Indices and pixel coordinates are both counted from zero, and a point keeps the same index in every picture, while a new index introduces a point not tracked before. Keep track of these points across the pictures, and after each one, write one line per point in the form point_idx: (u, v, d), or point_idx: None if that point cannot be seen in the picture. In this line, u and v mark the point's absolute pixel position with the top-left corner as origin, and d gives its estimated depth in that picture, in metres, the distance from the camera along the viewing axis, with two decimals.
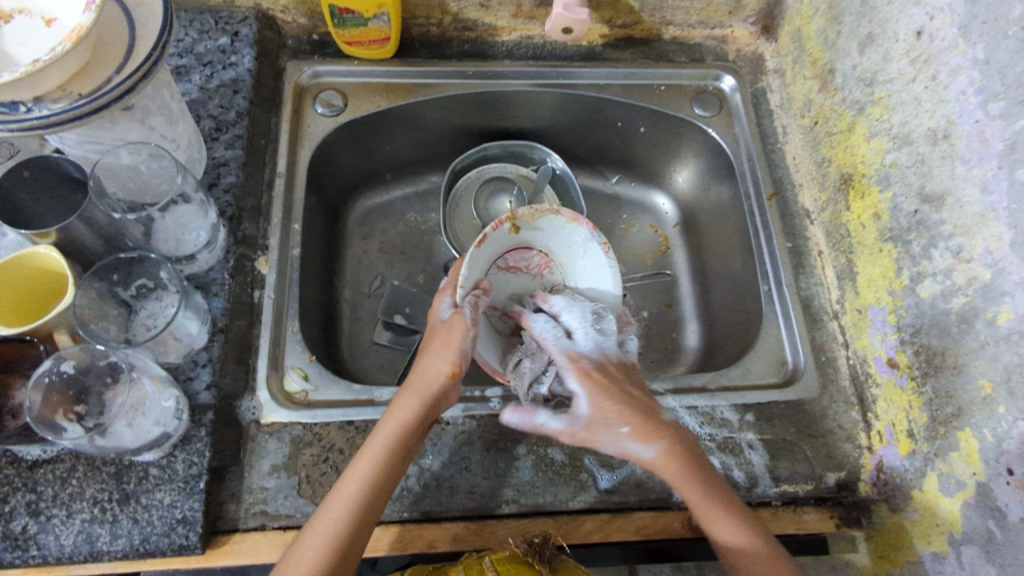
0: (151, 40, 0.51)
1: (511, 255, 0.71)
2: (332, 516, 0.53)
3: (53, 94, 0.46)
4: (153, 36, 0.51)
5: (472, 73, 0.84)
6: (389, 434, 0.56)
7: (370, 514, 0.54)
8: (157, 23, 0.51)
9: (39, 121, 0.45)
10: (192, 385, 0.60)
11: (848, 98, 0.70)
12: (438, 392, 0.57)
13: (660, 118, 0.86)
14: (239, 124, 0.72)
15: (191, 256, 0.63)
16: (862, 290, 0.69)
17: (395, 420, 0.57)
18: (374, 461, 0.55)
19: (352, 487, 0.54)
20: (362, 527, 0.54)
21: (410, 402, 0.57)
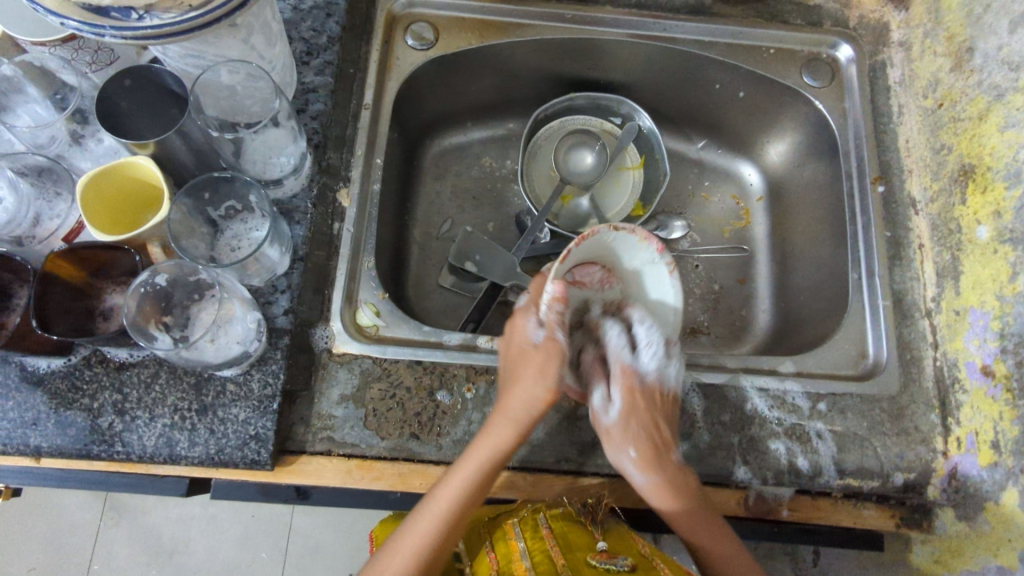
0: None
1: (578, 269, 0.64)
2: (418, 540, 0.54)
3: (166, 3, 0.45)
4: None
5: (571, 16, 0.80)
6: (474, 474, 0.54)
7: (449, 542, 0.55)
8: None
9: (151, 31, 0.45)
10: (271, 308, 0.62)
11: (985, 82, 0.64)
12: (531, 424, 0.56)
13: (764, 84, 0.81)
14: (331, 50, 0.71)
15: (278, 181, 0.63)
16: (964, 291, 0.64)
17: (486, 449, 0.55)
18: (458, 493, 0.54)
19: (434, 516, 0.54)
20: (443, 549, 0.55)
21: (510, 435, 0.55)
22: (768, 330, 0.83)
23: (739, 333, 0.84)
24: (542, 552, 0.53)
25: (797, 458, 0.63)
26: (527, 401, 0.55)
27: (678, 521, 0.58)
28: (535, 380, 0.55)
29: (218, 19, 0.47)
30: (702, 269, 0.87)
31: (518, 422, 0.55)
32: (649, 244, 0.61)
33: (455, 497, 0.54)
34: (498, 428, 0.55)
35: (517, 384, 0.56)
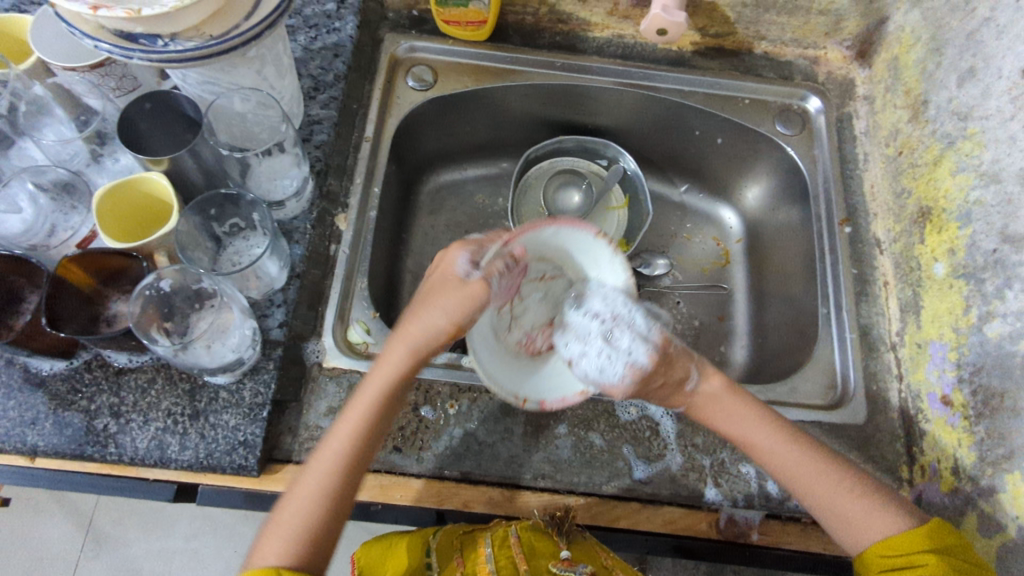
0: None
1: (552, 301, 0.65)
2: (325, 462, 0.52)
3: (189, 33, 0.50)
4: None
5: (561, 65, 0.86)
6: (384, 389, 0.55)
7: (369, 437, 0.54)
8: None
9: (174, 55, 0.50)
10: (267, 321, 0.65)
11: (938, 131, 0.69)
12: (432, 349, 0.55)
13: (740, 131, 0.86)
14: (336, 86, 0.77)
15: (281, 202, 0.68)
16: (924, 324, 0.68)
17: (388, 368, 0.55)
18: (369, 408, 0.54)
19: (340, 441, 0.53)
20: (354, 472, 0.53)
21: (408, 356, 0.55)
22: (746, 366, 0.86)
23: (718, 368, 0.87)
24: (507, 558, 0.55)
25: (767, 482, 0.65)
26: (434, 320, 0.54)
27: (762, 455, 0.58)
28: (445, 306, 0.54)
29: (232, 48, 0.52)
30: (684, 305, 0.91)
31: (415, 338, 0.55)
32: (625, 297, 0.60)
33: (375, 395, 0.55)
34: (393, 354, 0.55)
35: (432, 300, 0.55)
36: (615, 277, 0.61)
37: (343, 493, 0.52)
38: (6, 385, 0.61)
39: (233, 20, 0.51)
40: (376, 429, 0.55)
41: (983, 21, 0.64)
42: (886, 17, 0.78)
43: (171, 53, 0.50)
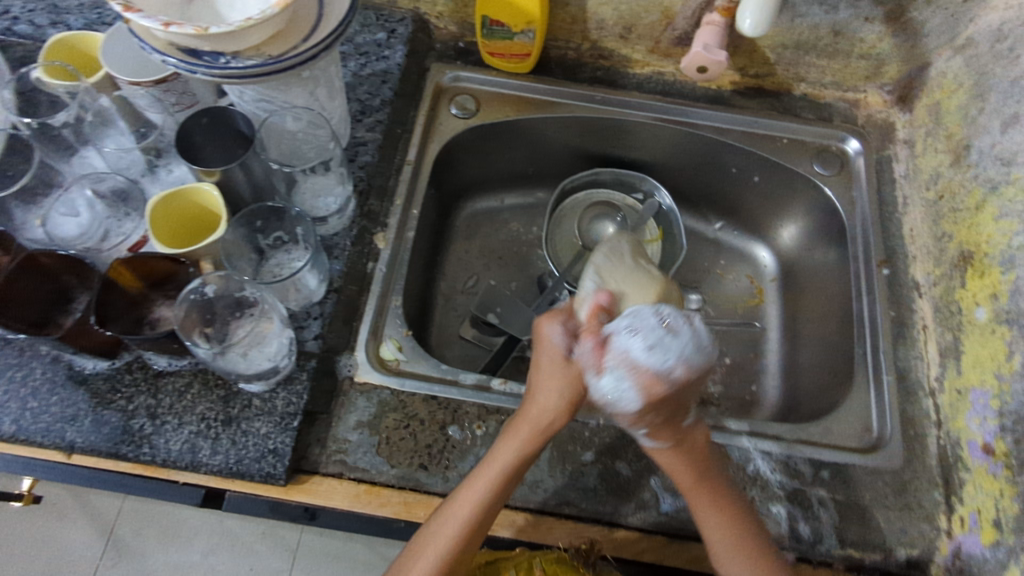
0: (338, 17, 0.56)
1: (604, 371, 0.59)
2: (454, 520, 0.57)
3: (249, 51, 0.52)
4: (340, 10, 0.57)
5: (599, 98, 0.87)
6: (502, 468, 0.58)
7: (479, 532, 0.57)
8: (344, 5, 0.57)
9: (235, 72, 0.52)
10: (303, 333, 0.66)
11: (981, 175, 0.69)
12: (545, 412, 0.60)
13: (777, 169, 0.87)
14: (383, 111, 0.80)
15: (323, 218, 0.70)
16: (965, 370, 0.66)
17: (511, 445, 0.59)
18: (496, 469, 0.58)
19: (481, 488, 0.57)
20: (490, 514, 0.57)
21: (528, 426, 0.60)
22: (777, 405, 0.85)
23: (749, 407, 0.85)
24: None
25: (798, 523, 0.63)
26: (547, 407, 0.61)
27: (680, 475, 0.60)
28: (549, 394, 0.61)
29: (290, 66, 0.54)
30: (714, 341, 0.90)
31: (539, 415, 0.60)
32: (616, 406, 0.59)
33: (491, 480, 0.58)
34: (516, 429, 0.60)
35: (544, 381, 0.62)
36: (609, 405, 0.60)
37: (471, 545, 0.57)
38: (51, 381, 0.63)
39: (291, 40, 0.54)
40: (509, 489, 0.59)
41: None
42: (928, 62, 0.79)
43: (232, 69, 0.52)
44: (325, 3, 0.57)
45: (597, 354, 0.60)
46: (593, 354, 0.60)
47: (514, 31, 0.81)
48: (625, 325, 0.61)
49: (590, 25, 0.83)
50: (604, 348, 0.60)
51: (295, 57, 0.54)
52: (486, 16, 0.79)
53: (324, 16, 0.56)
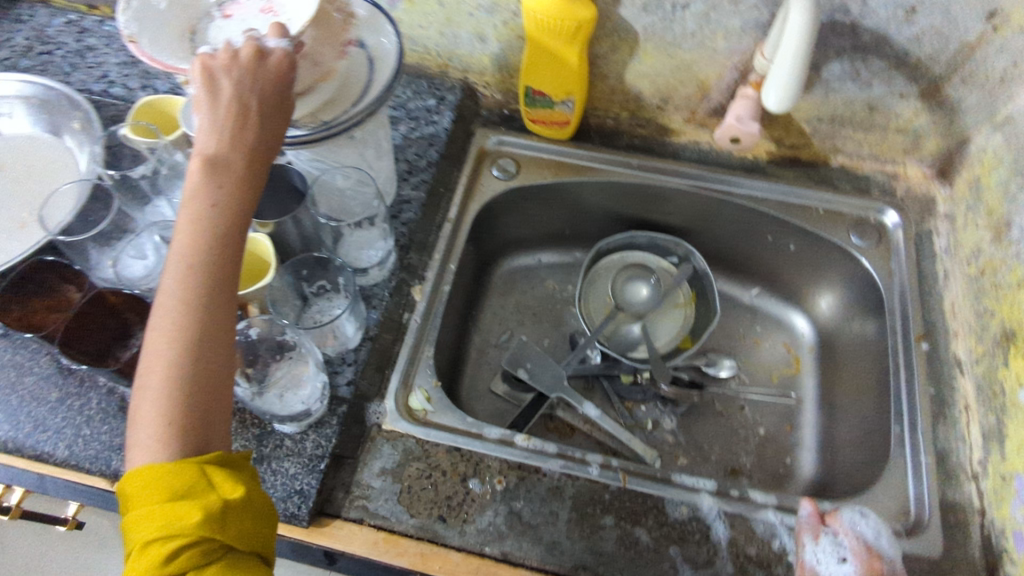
0: (382, 86, 0.61)
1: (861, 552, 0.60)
2: (152, 364, 0.46)
3: (305, 119, 0.59)
4: (383, 79, 0.62)
5: (636, 164, 0.90)
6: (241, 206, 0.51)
7: (217, 274, 0.48)
8: (390, 70, 0.62)
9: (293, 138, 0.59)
10: (337, 378, 0.69)
11: (1022, 253, 0.67)
12: (230, 204, 0.49)
13: (814, 239, 0.87)
14: (428, 171, 0.84)
15: (365, 269, 0.74)
16: (1009, 455, 0.63)
17: (196, 216, 0.48)
18: (197, 255, 0.48)
19: (181, 291, 0.47)
20: (213, 331, 0.47)
21: (204, 180, 0.49)
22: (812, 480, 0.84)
23: (782, 480, 0.85)
24: None
25: None
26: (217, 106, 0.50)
27: None
28: (231, 190, 0.50)
29: (339, 130, 0.59)
30: (749, 411, 0.90)
31: (209, 218, 0.49)
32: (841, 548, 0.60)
33: (173, 322, 0.46)
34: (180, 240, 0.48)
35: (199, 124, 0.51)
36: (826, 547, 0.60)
37: (202, 372, 0.46)
38: (105, 412, 0.68)
39: (339, 108, 0.60)
40: (212, 324, 0.47)
41: None
42: (968, 138, 0.79)
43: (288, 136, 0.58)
44: (375, 71, 0.63)
45: (818, 520, 0.62)
46: (813, 517, 0.63)
47: (555, 101, 0.85)
48: (867, 531, 0.62)
49: (628, 97, 0.87)
50: (826, 520, 0.63)
51: (341, 123, 0.59)
52: (528, 87, 0.84)
53: (371, 86, 0.62)
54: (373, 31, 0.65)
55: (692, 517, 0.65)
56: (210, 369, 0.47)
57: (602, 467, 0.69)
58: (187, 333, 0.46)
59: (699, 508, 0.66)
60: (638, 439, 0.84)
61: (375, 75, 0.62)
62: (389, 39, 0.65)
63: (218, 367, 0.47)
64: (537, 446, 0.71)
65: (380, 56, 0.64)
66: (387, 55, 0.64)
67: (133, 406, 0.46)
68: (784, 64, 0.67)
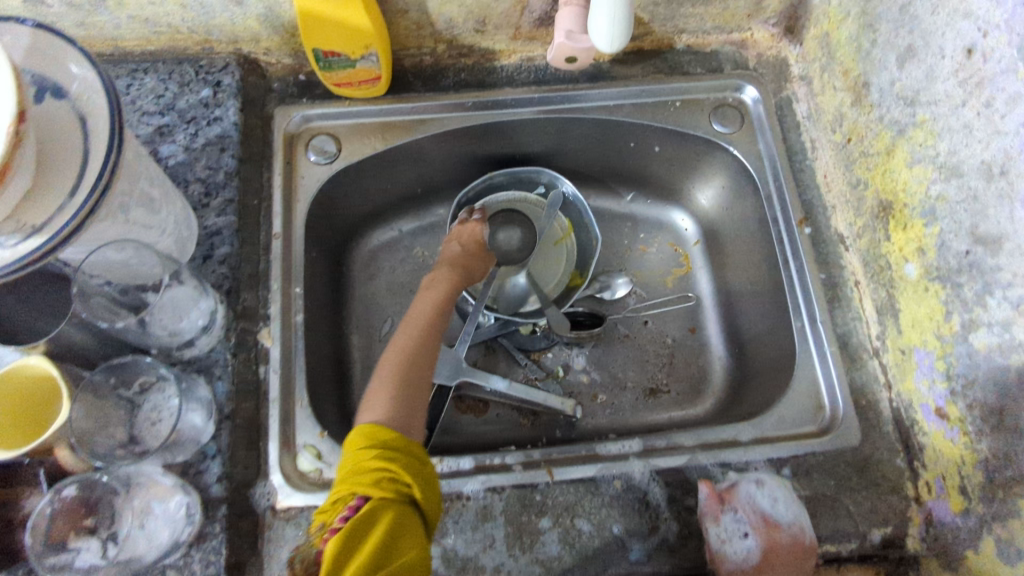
0: (103, 149, 0.46)
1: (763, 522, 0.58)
2: (389, 359, 0.63)
3: (5, 229, 0.42)
4: (104, 140, 0.46)
5: (471, 105, 0.77)
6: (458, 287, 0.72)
7: (433, 343, 0.66)
8: (106, 119, 0.47)
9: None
10: (203, 478, 0.58)
11: (886, 117, 0.63)
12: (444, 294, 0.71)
13: (678, 137, 0.79)
14: (229, 186, 0.68)
15: (189, 342, 0.61)
16: (905, 329, 0.63)
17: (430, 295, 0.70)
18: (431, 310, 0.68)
19: (407, 335, 0.65)
20: (423, 356, 0.64)
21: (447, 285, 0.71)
22: (727, 381, 0.83)
23: (699, 387, 0.84)
24: None
25: None
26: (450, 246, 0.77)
27: None
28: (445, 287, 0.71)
29: (64, 230, 0.44)
30: (653, 323, 0.87)
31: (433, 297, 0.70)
32: (739, 520, 0.58)
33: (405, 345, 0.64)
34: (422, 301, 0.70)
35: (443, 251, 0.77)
36: (727, 528, 0.58)
37: (417, 371, 0.62)
38: None
39: (49, 202, 0.44)
40: (426, 357, 0.64)
41: None
42: None
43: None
44: (88, 128, 0.47)
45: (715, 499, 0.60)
46: (712, 500, 0.60)
47: (354, 59, 0.69)
48: (765, 502, 0.59)
49: (438, 27, 0.73)
50: (724, 497, 0.60)
51: (66, 222, 0.44)
52: (316, 50, 0.68)
53: (89, 153, 0.46)
54: (60, 67, 0.48)
55: (627, 488, 0.63)
56: (420, 378, 0.62)
57: (525, 467, 0.64)
58: (411, 382, 0.61)
59: (631, 477, 0.63)
60: (553, 395, 0.80)
61: (90, 134, 0.46)
62: (90, 75, 0.48)
63: (416, 407, 0.59)
64: (453, 468, 0.65)
65: (86, 102, 0.47)
66: (95, 97, 0.47)
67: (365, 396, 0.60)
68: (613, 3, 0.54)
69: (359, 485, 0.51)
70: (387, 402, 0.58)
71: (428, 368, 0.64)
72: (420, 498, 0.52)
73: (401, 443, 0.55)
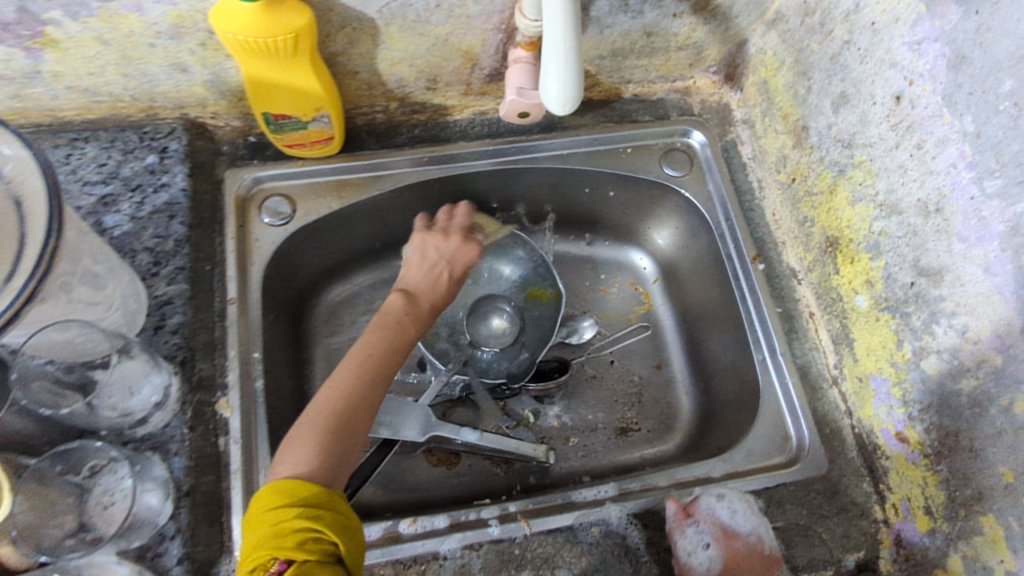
0: (41, 232, 0.44)
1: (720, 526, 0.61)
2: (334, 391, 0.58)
3: None
4: (42, 224, 0.44)
5: (427, 159, 0.78)
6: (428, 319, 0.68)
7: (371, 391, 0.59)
8: (44, 202, 0.45)
9: None
10: (162, 562, 0.55)
11: (825, 158, 0.66)
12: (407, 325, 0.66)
13: (630, 181, 0.82)
14: (180, 254, 0.66)
15: (143, 419, 0.58)
16: (861, 358, 0.66)
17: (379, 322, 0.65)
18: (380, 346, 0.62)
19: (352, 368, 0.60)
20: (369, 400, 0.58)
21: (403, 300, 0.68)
22: (695, 415, 0.84)
23: (668, 423, 0.84)
24: None
25: None
26: (427, 257, 0.73)
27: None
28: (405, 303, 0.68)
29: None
30: (618, 363, 0.88)
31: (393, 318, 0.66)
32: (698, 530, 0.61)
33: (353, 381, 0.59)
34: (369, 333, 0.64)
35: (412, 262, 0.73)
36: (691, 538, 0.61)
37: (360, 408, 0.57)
38: None
39: None
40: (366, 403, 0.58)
41: (844, 43, 0.61)
42: (745, 39, 0.75)
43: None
44: (23, 214, 0.44)
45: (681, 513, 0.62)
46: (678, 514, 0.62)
47: (305, 121, 0.69)
48: (723, 511, 0.63)
49: (390, 86, 0.73)
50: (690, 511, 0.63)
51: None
52: (266, 113, 0.67)
53: (25, 240, 0.43)
54: None
55: (604, 535, 0.63)
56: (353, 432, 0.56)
57: (502, 521, 0.63)
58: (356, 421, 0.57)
59: (608, 523, 0.64)
60: (527, 441, 0.78)
61: (25, 219, 0.44)
62: (24, 157, 0.46)
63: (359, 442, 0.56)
64: (426, 528, 0.63)
65: (19, 184, 0.45)
66: (30, 179, 0.46)
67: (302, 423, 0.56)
68: (557, 52, 0.54)
69: (283, 550, 0.47)
70: (313, 454, 0.53)
71: (350, 425, 0.56)
72: (347, 554, 0.49)
73: (325, 499, 0.51)
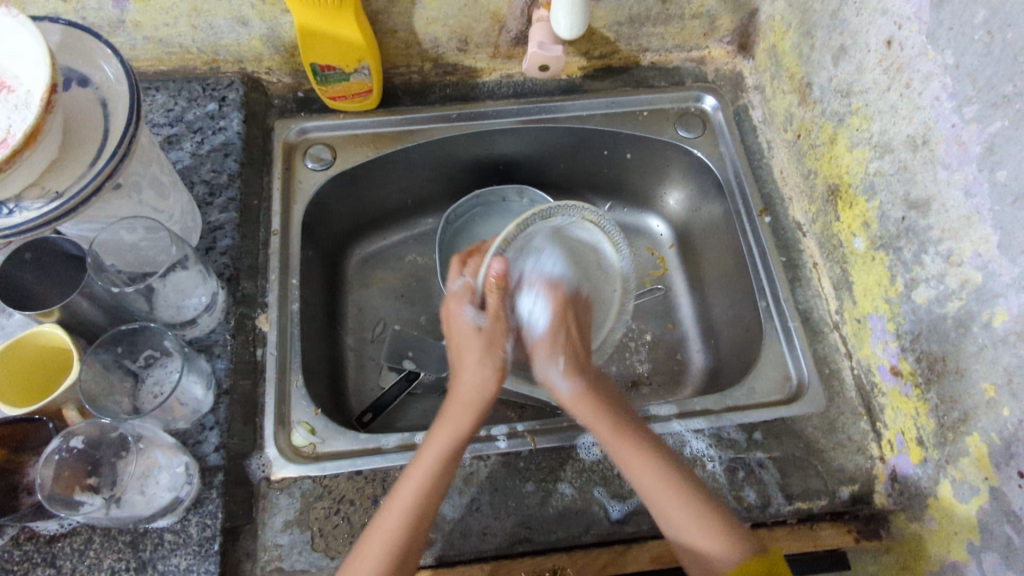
0: (123, 124, 0.52)
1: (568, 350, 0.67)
2: (387, 525, 0.55)
3: (32, 191, 0.47)
4: (123, 117, 0.52)
5: (457, 116, 0.85)
6: (450, 445, 0.59)
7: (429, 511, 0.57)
8: (126, 101, 0.53)
9: (22, 221, 0.47)
10: (201, 448, 0.62)
11: (827, 110, 0.70)
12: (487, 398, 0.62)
13: (645, 143, 0.87)
14: (231, 186, 0.74)
15: (192, 320, 0.65)
16: (859, 299, 0.68)
17: (452, 427, 0.60)
18: (435, 455, 0.59)
19: (415, 482, 0.57)
20: (428, 508, 0.57)
21: (470, 417, 0.61)
22: (705, 369, 0.86)
23: (678, 377, 0.87)
24: None
25: (744, 491, 0.64)
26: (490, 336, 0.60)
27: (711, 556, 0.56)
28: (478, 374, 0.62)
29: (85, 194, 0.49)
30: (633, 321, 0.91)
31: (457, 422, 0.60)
32: None
33: (413, 495, 0.57)
34: (425, 457, 0.59)
35: (464, 357, 0.62)
36: None
37: (415, 532, 0.56)
38: None
39: (76, 168, 0.50)
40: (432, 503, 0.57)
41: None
42: (756, 8, 0.80)
43: (18, 219, 0.46)
44: (108, 110, 0.53)
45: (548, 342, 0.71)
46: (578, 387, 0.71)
47: (348, 72, 0.77)
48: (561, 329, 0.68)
49: (425, 46, 0.81)
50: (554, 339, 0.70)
51: (86, 184, 0.49)
52: (314, 64, 0.75)
53: (109, 130, 0.52)
54: (85, 59, 0.55)
55: (606, 453, 0.66)
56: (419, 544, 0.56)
57: (509, 437, 0.67)
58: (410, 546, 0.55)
59: None
60: None
61: (110, 114, 0.53)
62: (112, 65, 0.54)
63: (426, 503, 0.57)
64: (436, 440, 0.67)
65: (107, 89, 0.54)
66: (115, 83, 0.54)
67: (362, 540, 0.56)
68: None
69: None
70: None
71: (413, 554, 0.56)
72: None
73: None
